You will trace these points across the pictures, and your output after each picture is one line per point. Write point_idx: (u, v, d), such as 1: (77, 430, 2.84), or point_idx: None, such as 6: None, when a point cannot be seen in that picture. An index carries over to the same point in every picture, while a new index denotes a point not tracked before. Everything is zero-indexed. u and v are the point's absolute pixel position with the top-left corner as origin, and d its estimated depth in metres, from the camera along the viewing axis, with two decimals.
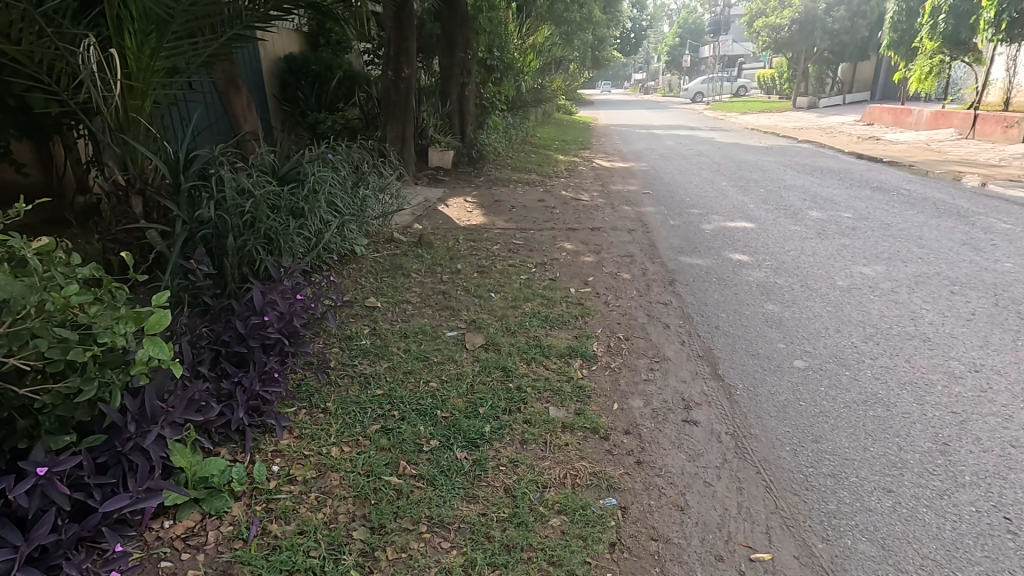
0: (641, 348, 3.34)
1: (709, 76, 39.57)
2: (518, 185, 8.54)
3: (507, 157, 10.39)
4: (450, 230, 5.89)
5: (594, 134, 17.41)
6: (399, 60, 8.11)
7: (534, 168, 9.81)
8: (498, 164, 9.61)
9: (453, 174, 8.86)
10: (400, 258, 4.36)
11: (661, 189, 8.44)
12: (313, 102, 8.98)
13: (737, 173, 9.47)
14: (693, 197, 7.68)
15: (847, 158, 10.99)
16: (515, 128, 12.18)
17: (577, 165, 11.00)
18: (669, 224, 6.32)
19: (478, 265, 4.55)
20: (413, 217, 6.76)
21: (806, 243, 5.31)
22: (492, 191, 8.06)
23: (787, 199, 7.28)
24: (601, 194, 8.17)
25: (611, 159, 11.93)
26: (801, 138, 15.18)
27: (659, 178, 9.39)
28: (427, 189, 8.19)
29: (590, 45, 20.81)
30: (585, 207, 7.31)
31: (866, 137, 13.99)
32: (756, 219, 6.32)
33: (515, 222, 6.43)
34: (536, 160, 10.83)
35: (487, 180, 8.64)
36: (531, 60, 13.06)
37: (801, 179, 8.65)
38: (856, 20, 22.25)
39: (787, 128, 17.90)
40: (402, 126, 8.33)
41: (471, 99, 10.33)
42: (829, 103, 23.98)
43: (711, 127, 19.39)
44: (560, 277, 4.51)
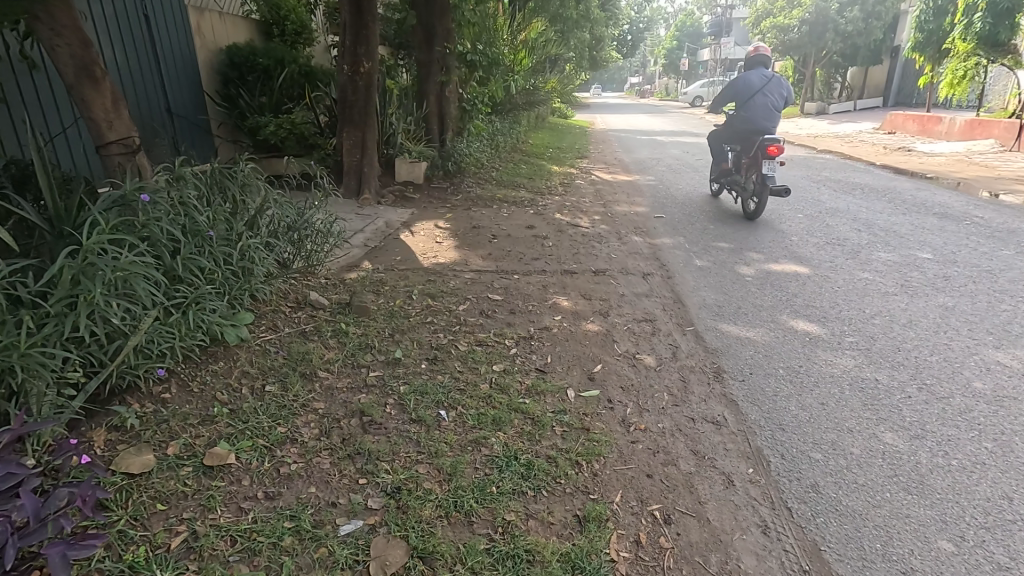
0: (695, 551, 1.86)
1: (709, 80, 38.21)
2: (505, 205, 7.06)
3: (492, 167, 8.86)
4: (405, 276, 4.39)
5: (591, 141, 15.98)
6: (357, 52, 6.57)
7: (523, 183, 8.31)
8: (481, 177, 8.09)
9: (425, 189, 7.36)
10: (309, 341, 2.85)
11: (677, 211, 6.98)
12: (256, 102, 7.41)
13: (762, 191, 8.02)
14: (717, 225, 6.22)
15: (884, 173, 9.56)
16: (502, 135, 10.68)
17: (574, 178, 9.53)
18: (694, 266, 4.86)
19: (431, 348, 3.05)
20: (364, 252, 5.26)
21: (891, 302, 3.87)
22: (470, 214, 6.59)
23: (836, 229, 5.83)
24: (604, 218, 6.71)
25: (612, 171, 10.48)
26: (820, 147, 13.79)
27: (671, 196, 7.93)
28: (394, 211, 6.68)
29: (587, 45, 19.29)
30: (585, 236, 5.84)
31: (894, 147, 12.60)
32: (806, 260, 4.88)
33: (495, 261, 4.95)
34: (525, 172, 9.34)
35: (465, 199, 7.14)
36: (521, 57, 11.56)
37: (841, 200, 7.23)
38: (869, 21, 20.92)
39: (800, 136, 16.50)
40: (361, 132, 6.82)
41: (451, 100, 8.83)
42: (839, 109, 22.66)
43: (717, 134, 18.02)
44: (552, 365, 3.04)
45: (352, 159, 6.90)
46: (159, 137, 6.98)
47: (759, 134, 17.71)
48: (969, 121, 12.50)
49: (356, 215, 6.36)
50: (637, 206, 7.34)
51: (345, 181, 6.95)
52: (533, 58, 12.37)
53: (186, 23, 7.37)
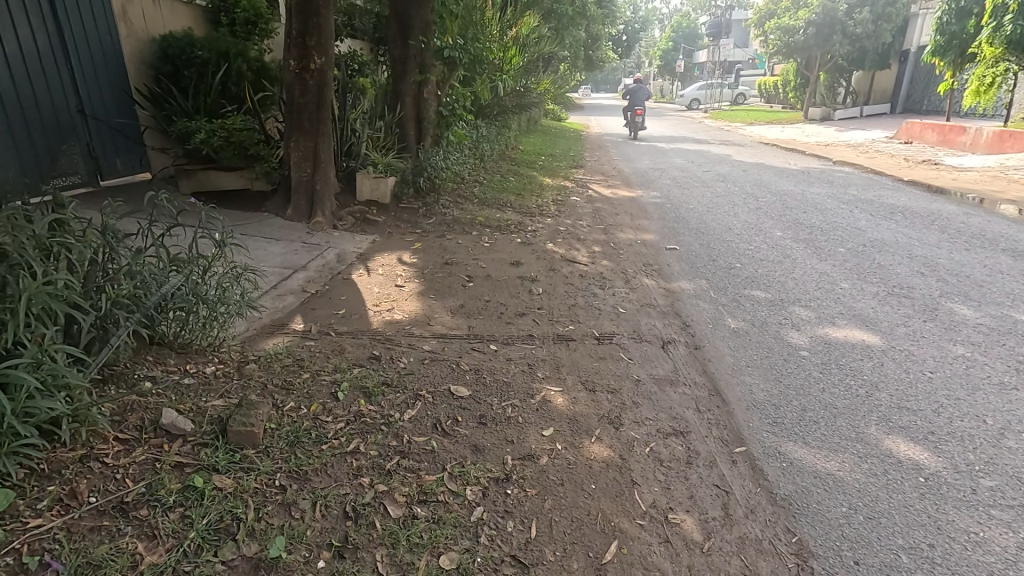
0: None
1: (707, 83, 37.17)
2: (487, 230, 5.90)
3: (475, 182, 7.66)
4: (341, 351, 3.21)
5: (586, 147, 14.85)
6: (307, 44, 5.35)
7: (511, 201, 7.15)
8: (461, 193, 6.89)
9: (391, 210, 6.17)
10: (119, 530, 1.70)
11: (692, 240, 5.85)
12: (191, 103, 6.13)
13: (787, 214, 6.92)
14: (744, 262, 5.10)
15: (917, 191, 8.50)
16: (488, 143, 9.49)
17: (569, 193, 8.40)
18: (726, 329, 3.73)
19: (344, 521, 1.90)
20: (300, 302, 4.08)
21: (1013, 402, 2.77)
22: (442, 244, 5.43)
23: (891, 272, 4.74)
24: (606, 249, 5.58)
25: (612, 184, 9.37)
26: (835, 158, 12.75)
27: (682, 219, 6.79)
28: (351, 239, 5.51)
29: (582, 45, 18.13)
30: (584, 278, 4.69)
31: (918, 160, 11.56)
32: (870, 322, 3.77)
33: (468, 319, 3.78)
34: (513, 186, 8.17)
35: (439, 223, 5.97)
36: (511, 56, 10.37)
37: (882, 228, 6.16)
38: (879, 23, 19.91)
39: (809, 145, 15.46)
40: (311, 142, 5.63)
41: (429, 103, 7.64)
42: (845, 115, 21.70)
43: (720, 141, 16.93)
44: (539, 547, 1.90)
45: (301, 174, 5.71)
46: (69, 143, 5.87)
47: (764, 141, 16.67)
48: (997, 132, 11.52)
49: (302, 245, 5.18)
50: (643, 232, 6.21)
51: (294, 201, 5.76)
52: (525, 58, 11.20)
53: (107, 8, 6.08)
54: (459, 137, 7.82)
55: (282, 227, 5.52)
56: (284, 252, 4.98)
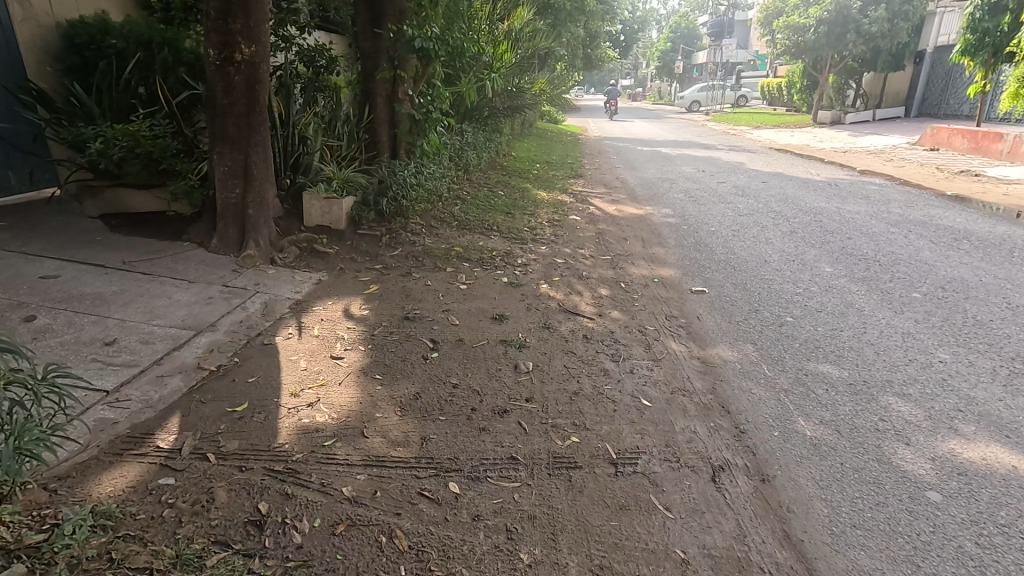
0: None
1: (708, 84, 35.98)
2: (464, 265, 4.71)
3: (455, 200, 6.42)
4: (205, 509, 2.01)
5: (585, 152, 13.71)
6: (230, 28, 4.14)
7: (498, 224, 5.95)
8: (436, 214, 5.67)
9: (347, 238, 4.95)
10: None
11: (722, 279, 4.68)
12: (94, 99, 4.83)
13: (830, 241, 5.73)
14: (797, 315, 3.91)
15: (970, 208, 7.34)
16: (474, 150, 8.27)
17: (567, 210, 7.23)
18: (799, 442, 2.54)
19: None
20: (188, 388, 2.88)
21: None
22: (405, 286, 4.23)
23: (997, 334, 3.56)
24: (616, 291, 4.41)
25: (615, 197, 8.22)
26: (858, 166, 11.62)
27: (704, 247, 5.60)
28: (289, 280, 4.31)
29: (580, 43, 16.95)
30: (588, 342, 3.49)
31: (952, 170, 10.45)
32: (1007, 428, 2.60)
33: (422, 426, 2.58)
34: (502, 203, 6.95)
35: (405, 256, 4.76)
36: (502, 52, 9.17)
37: (953, 262, 4.99)
38: (896, 21, 18.80)
39: (826, 151, 14.33)
40: (240, 155, 4.41)
41: (404, 104, 6.42)
42: (856, 119, 20.64)
43: (728, 146, 15.81)
44: None
45: (228, 196, 4.48)
46: None
47: (775, 146, 15.55)
48: None
49: (220, 291, 3.99)
50: (657, 267, 5.02)
51: (220, 230, 4.56)
52: (518, 54, 9.99)
53: None
54: (438, 145, 6.60)
55: (201, 266, 4.31)
56: (193, 301, 3.79)
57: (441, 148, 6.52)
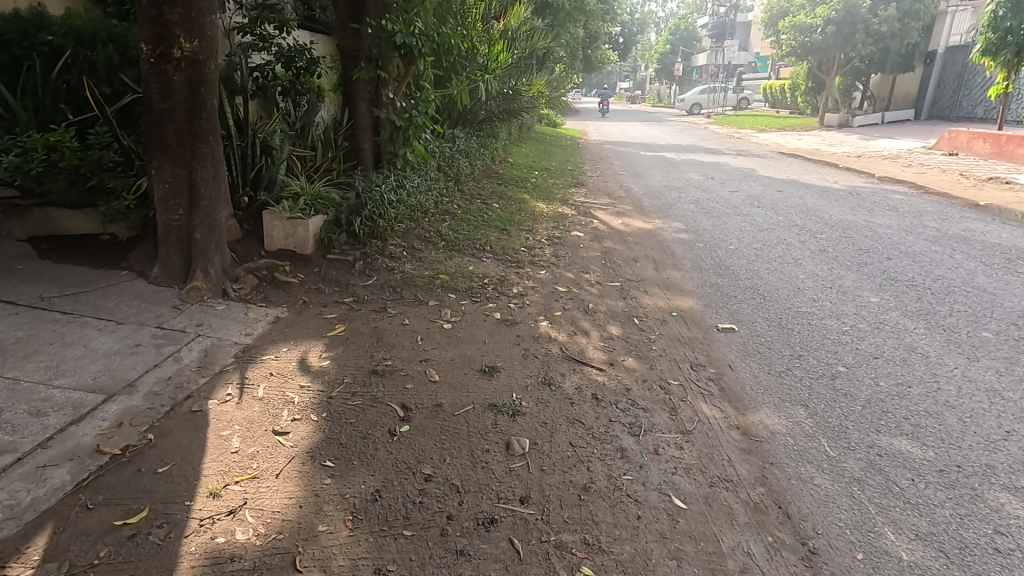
0: None
1: (709, 86, 35.35)
2: (450, 297, 4.03)
3: (443, 215, 5.72)
4: None
5: (586, 158, 13.04)
6: (167, 18, 3.46)
7: (491, 244, 5.27)
8: (420, 234, 4.98)
9: (314, 264, 4.26)
10: None
11: (752, 312, 4.01)
12: (18, 103, 4.08)
13: (868, 263, 5.05)
14: (850, 364, 3.24)
15: (1011, 221, 6.67)
16: (465, 159, 7.60)
17: (568, 225, 6.56)
18: (893, 573, 1.86)
19: None
20: (76, 483, 2.18)
21: None
22: (377, 326, 3.55)
23: None
24: (629, 329, 3.73)
25: (621, 209, 7.55)
26: (875, 173, 10.97)
27: (725, 271, 4.91)
28: (240, 317, 3.62)
29: (580, 44, 16.32)
30: (598, 405, 2.80)
31: (978, 177, 9.80)
32: None
33: (378, 550, 1.90)
34: (496, 218, 6.27)
35: (380, 286, 4.07)
36: (496, 52, 8.50)
37: (1015, 290, 4.32)
38: (906, 21, 18.20)
39: (838, 156, 13.69)
40: (182, 169, 3.72)
41: (386, 108, 5.73)
42: (864, 122, 20.02)
43: (735, 151, 15.15)
44: None
45: (170, 217, 3.79)
46: None
47: (783, 151, 14.90)
48: None
49: (152, 335, 3.29)
50: (674, 297, 4.34)
51: (161, 257, 3.86)
52: (514, 54, 9.31)
53: None
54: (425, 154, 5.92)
55: (134, 302, 3.61)
56: (115, 350, 3.10)
57: (428, 157, 5.84)
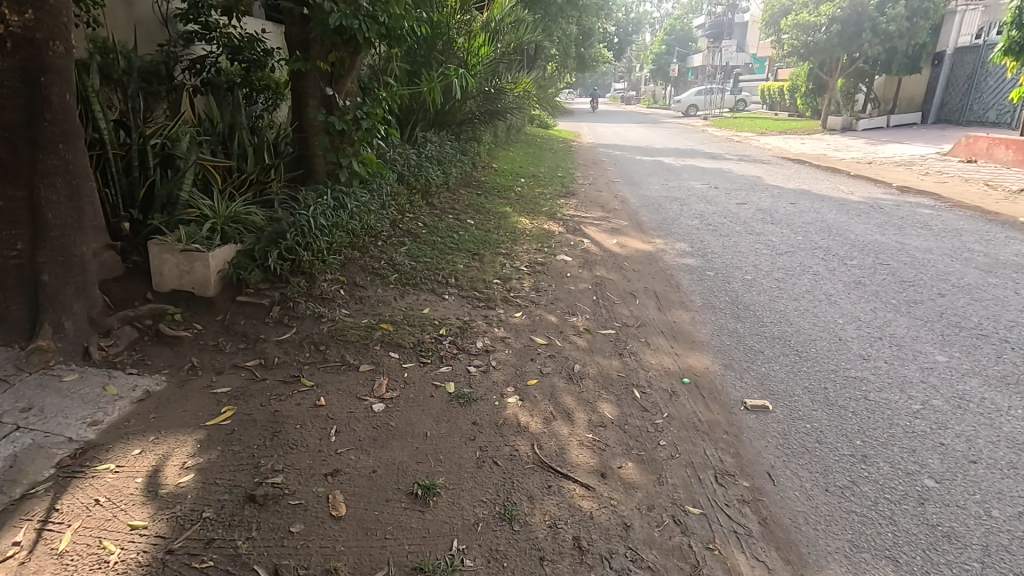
0: None
1: (707, 86, 34.46)
2: (390, 359, 3.05)
3: (402, 237, 4.72)
4: None
5: (578, 163, 12.08)
6: None
7: (457, 275, 4.28)
8: (366, 265, 3.98)
9: (216, 311, 3.26)
10: None
11: (789, 379, 3.06)
12: None
13: (920, 303, 4.10)
14: (940, 475, 2.29)
15: None
16: (438, 168, 6.61)
17: (554, 246, 5.60)
18: None
19: None
20: None
21: None
22: (279, 410, 2.56)
23: None
24: (627, 408, 2.76)
25: (615, 225, 6.60)
26: (893, 182, 10.06)
27: (745, 314, 3.95)
28: (91, 395, 2.62)
29: (572, 41, 15.35)
30: (582, 564, 1.84)
31: (1008, 188, 8.91)
32: None
33: None
34: (468, 239, 5.28)
35: (298, 344, 3.08)
36: (477, 44, 7.72)
37: None
38: (914, 20, 17.36)
39: (847, 163, 12.79)
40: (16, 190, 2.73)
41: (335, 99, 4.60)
42: (869, 126, 19.19)
43: (737, 155, 14.25)
44: None
45: (3, 254, 2.77)
46: None
47: (788, 156, 14.01)
48: None
49: None
50: (684, 354, 3.37)
51: None
52: (498, 48, 8.32)
53: None
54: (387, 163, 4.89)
55: None
56: None
57: (385, 167, 4.84)
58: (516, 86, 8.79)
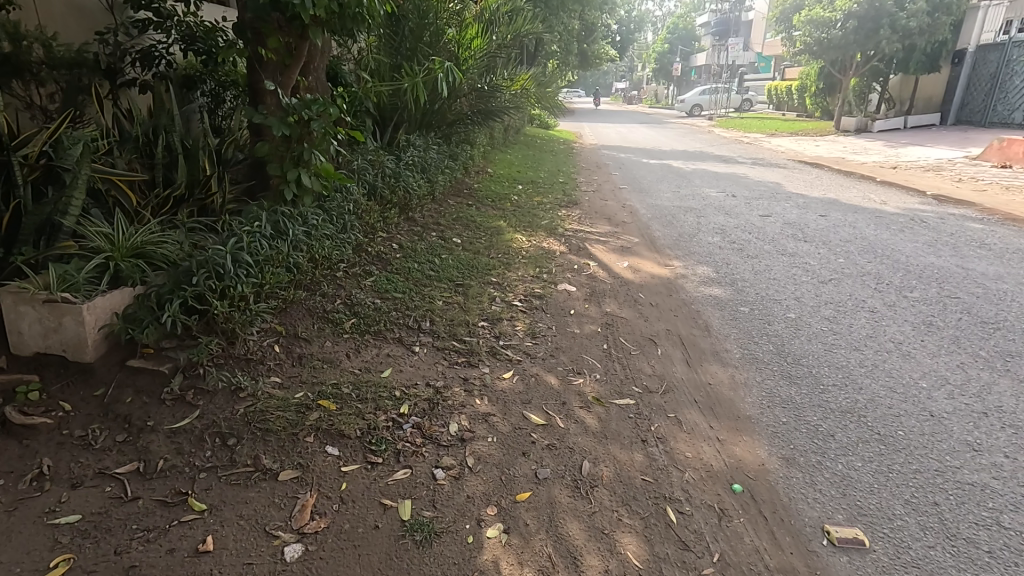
0: None
1: (711, 85, 33.56)
2: (326, 459, 2.19)
3: (367, 266, 3.87)
4: None
5: (580, 167, 11.23)
6: None
7: (432, 317, 3.42)
8: (312, 307, 3.13)
9: (96, 384, 2.40)
10: None
11: (878, 487, 2.21)
12: None
13: (1017, 357, 3.24)
14: None
15: None
16: (421, 176, 5.75)
17: (554, 270, 4.74)
18: None
19: None
20: None
21: None
22: (140, 563, 1.70)
23: None
24: (660, 546, 1.91)
25: (625, 243, 5.76)
26: (925, 190, 9.19)
27: (799, 374, 3.09)
28: None
29: (574, 36, 14.50)
30: None
31: None
32: None
33: None
34: (450, 264, 4.42)
35: (199, 437, 2.21)
36: (469, 35, 7.07)
37: None
38: (936, 15, 16.48)
39: (869, 167, 11.92)
40: None
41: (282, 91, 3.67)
42: (885, 127, 18.33)
43: (749, 158, 13.39)
44: None
45: None
46: None
47: (803, 160, 13.15)
48: None
49: None
50: (729, 442, 2.51)
51: None
52: (493, 41, 7.46)
53: None
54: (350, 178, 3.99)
55: None
56: None
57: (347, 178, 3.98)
58: (513, 83, 7.93)
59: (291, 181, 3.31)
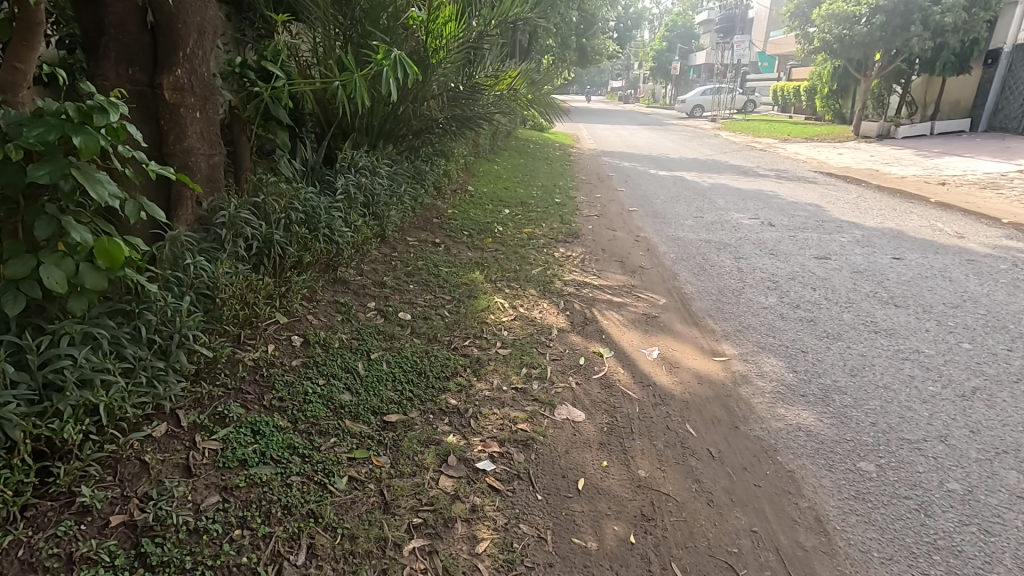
0: None
1: (713, 86, 32.02)
2: None
3: (219, 404, 2.23)
4: None
5: (578, 180, 9.60)
6: None
7: (312, 537, 1.78)
8: (32, 563, 1.54)
9: None
10: None
11: None
12: None
13: None
14: None
15: None
16: (361, 215, 4.07)
17: (550, 370, 3.11)
18: None
19: None
20: None
21: None
22: None
23: None
24: None
25: (649, 308, 4.15)
26: (1000, 215, 7.61)
27: None
28: None
29: (572, 28, 12.84)
30: None
31: None
32: None
33: None
34: (384, 372, 2.77)
35: None
36: (441, 18, 5.48)
37: None
38: (972, 11, 14.97)
39: (911, 182, 10.35)
40: None
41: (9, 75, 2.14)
42: (910, 134, 16.81)
43: (770, 169, 11.82)
44: None
45: None
46: None
47: (832, 172, 11.57)
48: None
49: None
50: None
51: None
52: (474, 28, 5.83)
53: None
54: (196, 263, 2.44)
55: None
56: None
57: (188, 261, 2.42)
58: (497, 81, 6.13)
59: (27, 280, 1.71)
